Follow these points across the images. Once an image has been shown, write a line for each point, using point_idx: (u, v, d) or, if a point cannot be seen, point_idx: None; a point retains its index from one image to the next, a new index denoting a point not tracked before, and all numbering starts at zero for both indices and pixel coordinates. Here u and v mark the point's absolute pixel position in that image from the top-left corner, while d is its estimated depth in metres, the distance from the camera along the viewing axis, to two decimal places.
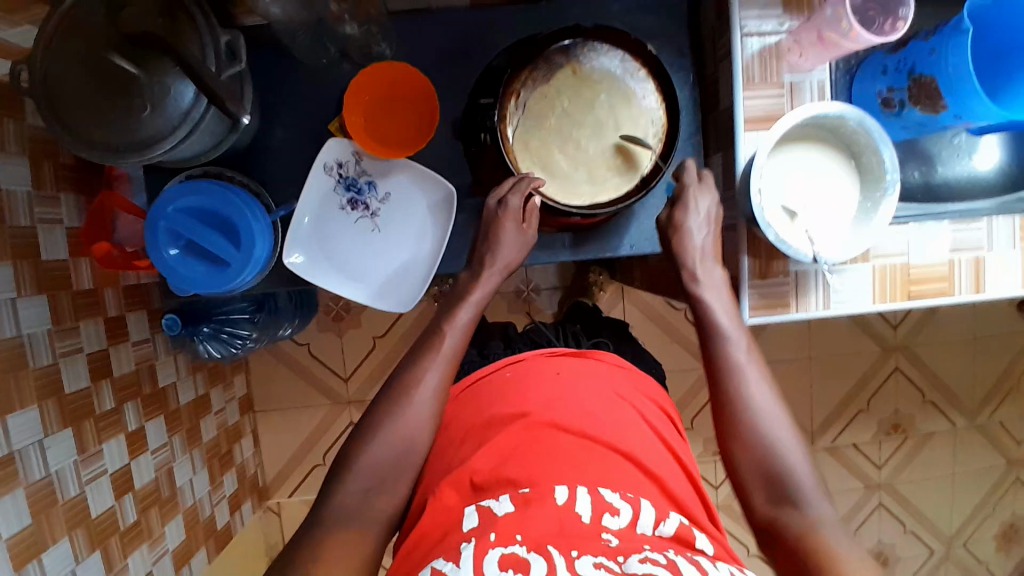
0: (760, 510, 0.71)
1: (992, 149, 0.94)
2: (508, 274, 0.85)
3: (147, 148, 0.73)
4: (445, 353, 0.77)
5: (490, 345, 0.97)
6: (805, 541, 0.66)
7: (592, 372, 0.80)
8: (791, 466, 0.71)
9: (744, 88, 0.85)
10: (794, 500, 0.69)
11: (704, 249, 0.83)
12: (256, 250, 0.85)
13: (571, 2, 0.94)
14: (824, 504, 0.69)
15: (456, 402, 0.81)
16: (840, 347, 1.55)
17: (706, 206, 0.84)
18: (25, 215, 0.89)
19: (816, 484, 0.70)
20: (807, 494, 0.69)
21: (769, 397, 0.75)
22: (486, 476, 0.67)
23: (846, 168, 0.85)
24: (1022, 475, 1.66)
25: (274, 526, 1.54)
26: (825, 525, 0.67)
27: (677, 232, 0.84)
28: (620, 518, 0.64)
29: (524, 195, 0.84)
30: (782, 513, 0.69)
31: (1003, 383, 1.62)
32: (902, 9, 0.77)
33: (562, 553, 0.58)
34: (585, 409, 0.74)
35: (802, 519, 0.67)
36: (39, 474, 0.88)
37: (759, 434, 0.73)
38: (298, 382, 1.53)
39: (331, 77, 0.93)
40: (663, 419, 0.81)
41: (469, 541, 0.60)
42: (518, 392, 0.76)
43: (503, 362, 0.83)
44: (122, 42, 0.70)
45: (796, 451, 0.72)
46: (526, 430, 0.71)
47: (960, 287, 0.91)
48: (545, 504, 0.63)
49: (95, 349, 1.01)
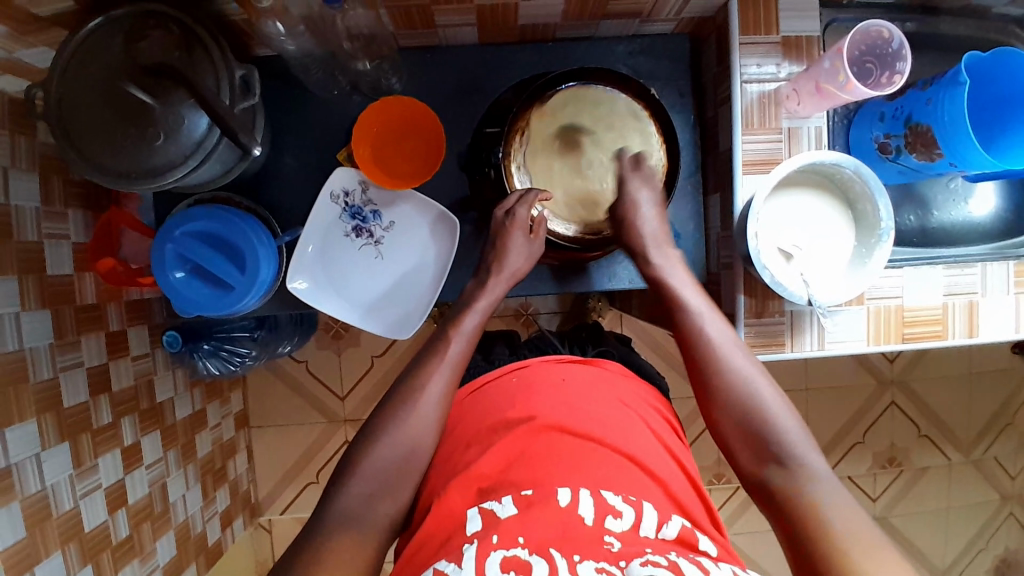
0: (748, 470, 0.69)
1: (987, 194, 0.97)
2: (515, 283, 0.86)
3: (157, 176, 0.74)
4: (449, 360, 0.78)
5: (495, 350, 1.01)
6: (792, 499, 0.64)
7: (596, 381, 0.81)
8: (772, 422, 0.69)
9: (743, 133, 0.87)
10: (780, 457, 0.67)
11: (654, 233, 0.86)
12: (260, 274, 0.87)
13: (577, 43, 0.96)
14: (809, 452, 0.67)
15: (462, 408, 0.82)
16: (836, 379, 1.57)
17: (643, 199, 0.87)
18: (33, 230, 0.90)
19: (801, 436, 0.69)
20: (789, 445, 0.68)
21: (744, 357, 0.74)
22: (492, 477, 0.68)
23: (841, 213, 0.86)
24: (1015, 511, 1.67)
25: (265, 543, 1.54)
26: (807, 470, 0.66)
27: (627, 231, 0.87)
28: (622, 521, 0.63)
29: (531, 206, 0.87)
30: (767, 471, 0.67)
31: (999, 418, 1.63)
32: (899, 63, 0.80)
33: (564, 555, 0.59)
34: (589, 414, 0.75)
35: (787, 472, 0.66)
36: (35, 488, 0.89)
37: (733, 391, 0.72)
38: (294, 399, 1.54)
39: (340, 108, 0.95)
40: (666, 427, 0.81)
41: (472, 542, 0.62)
42: (524, 398, 0.77)
43: (508, 369, 0.85)
44: (142, 74, 0.73)
45: (775, 403, 0.71)
46: (531, 434, 0.71)
47: (954, 330, 0.93)
48: (549, 507, 0.63)
49: (95, 363, 1.02)
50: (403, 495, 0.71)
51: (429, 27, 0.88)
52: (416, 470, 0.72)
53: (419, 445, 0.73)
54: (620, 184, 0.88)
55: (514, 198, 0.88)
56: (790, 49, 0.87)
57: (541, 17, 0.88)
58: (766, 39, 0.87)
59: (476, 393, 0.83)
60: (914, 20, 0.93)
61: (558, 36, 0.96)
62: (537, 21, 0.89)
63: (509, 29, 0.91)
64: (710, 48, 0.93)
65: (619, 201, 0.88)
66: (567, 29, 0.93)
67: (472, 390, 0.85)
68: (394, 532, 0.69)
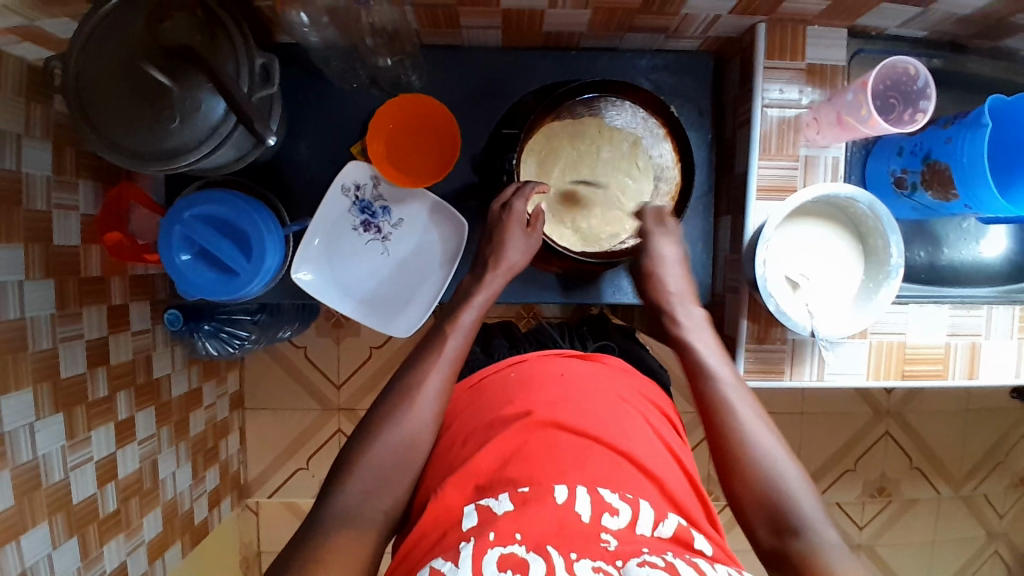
0: (765, 544, 0.66)
1: (999, 237, 0.97)
2: (512, 278, 0.85)
3: (171, 159, 0.74)
4: (447, 355, 0.77)
5: (494, 344, 1.00)
6: (813, 573, 0.61)
7: (595, 375, 0.81)
8: (794, 495, 0.66)
9: (760, 157, 0.87)
10: (798, 530, 0.64)
11: (681, 292, 0.84)
12: (266, 262, 0.87)
13: (600, 53, 0.96)
14: (828, 528, 0.65)
15: (460, 404, 0.82)
16: (832, 405, 1.56)
17: (669, 252, 0.87)
18: (42, 199, 0.90)
19: (819, 510, 0.66)
20: (809, 519, 0.65)
21: (764, 428, 0.71)
22: (489, 473, 0.68)
23: (851, 245, 0.86)
24: (1000, 550, 1.67)
25: (251, 525, 1.55)
26: (827, 546, 0.63)
27: (650, 284, 0.86)
28: (619, 519, 0.63)
29: (528, 200, 0.86)
30: (788, 544, 0.64)
31: (992, 457, 1.63)
32: (922, 102, 0.78)
33: (561, 553, 0.59)
34: (586, 410, 0.74)
35: (806, 544, 0.63)
36: (27, 457, 0.89)
37: (757, 461, 0.69)
38: (290, 383, 1.54)
39: (357, 100, 0.95)
40: (664, 422, 0.81)
41: (469, 540, 0.60)
42: (522, 393, 0.76)
43: (505, 364, 0.85)
44: (162, 56, 0.72)
45: (794, 475, 0.68)
46: (529, 430, 0.70)
47: (955, 371, 0.92)
48: (545, 504, 0.62)
49: (94, 336, 1.02)
50: (394, 497, 0.71)
51: (453, 28, 0.88)
52: (406, 473, 0.71)
53: (412, 447, 0.72)
54: (643, 236, 0.88)
55: (512, 189, 0.88)
56: (813, 77, 0.87)
57: (567, 26, 0.88)
58: (791, 65, 0.86)
59: (473, 389, 0.83)
60: (941, 57, 0.92)
61: (582, 45, 0.95)
62: (562, 29, 0.89)
63: (533, 35, 0.91)
64: (733, 69, 0.93)
65: (642, 252, 0.87)
66: (591, 39, 0.93)
67: (470, 384, 0.85)
68: (381, 532, 0.69)
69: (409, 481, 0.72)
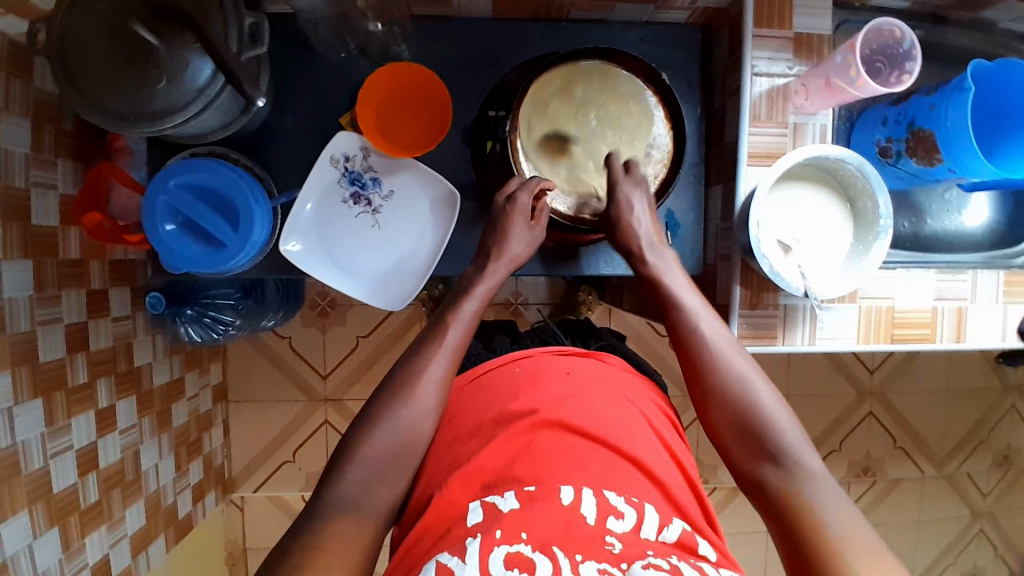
0: (741, 469, 0.70)
1: (981, 206, 0.99)
2: (514, 269, 0.85)
3: (155, 120, 0.72)
4: (447, 346, 0.75)
5: (497, 340, 0.96)
6: (786, 495, 0.64)
7: (599, 374, 0.77)
8: (764, 414, 0.70)
9: (751, 124, 0.88)
10: (772, 454, 0.68)
11: (649, 234, 0.86)
12: (253, 234, 0.85)
13: (590, 25, 0.96)
14: (805, 453, 0.68)
15: (462, 397, 0.78)
16: (818, 385, 1.58)
17: (637, 205, 0.86)
18: (21, 176, 0.87)
19: (793, 433, 0.69)
20: (786, 445, 0.68)
21: (740, 360, 0.74)
22: (496, 473, 0.64)
23: (842, 210, 0.87)
24: (985, 528, 1.69)
25: (236, 520, 1.51)
26: (806, 474, 0.66)
27: (624, 234, 0.86)
28: (624, 522, 0.61)
29: (532, 193, 0.86)
30: (761, 472, 0.68)
31: (973, 436, 1.66)
32: (907, 63, 0.82)
33: (567, 554, 0.56)
34: (592, 409, 0.71)
35: (781, 472, 0.66)
36: (5, 443, 0.85)
37: (726, 387, 0.73)
38: (274, 373, 1.51)
39: (347, 72, 0.94)
40: (666, 423, 0.78)
41: (474, 536, 0.58)
42: (525, 389, 0.73)
43: (511, 357, 0.81)
44: (148, 15, 0.71)
45: (768, 399, 0.72)
46: (534, 428, 0.67)
47: (942, 334, 0.94)
48: (551, 503, 0.60)
49: (74, 321, 0.98)
50: (400, 472, 0.69)
51: None
52: (410, 443, 0.69)
53: (415, 417, 0.70)
54: (612, 185, 0.87)
55: (517, 181, 0.88)
56: (801, 46, 0.88)
57: None
58: (779, 33, 0.87)
59: (475, 383, 0.78)
60: (923, 27, 0.95)
61: (572, 16, 0.96)
62: None
63: (523, 6, 0.91)
64: (721, 40, 0.94)
65: (609, 204, 0.87)
66: (582, 10, 0.93)
67: (473, 375, 0.80)
68: (380, 507, 0.67)
69: (410, 452, 0.70)
